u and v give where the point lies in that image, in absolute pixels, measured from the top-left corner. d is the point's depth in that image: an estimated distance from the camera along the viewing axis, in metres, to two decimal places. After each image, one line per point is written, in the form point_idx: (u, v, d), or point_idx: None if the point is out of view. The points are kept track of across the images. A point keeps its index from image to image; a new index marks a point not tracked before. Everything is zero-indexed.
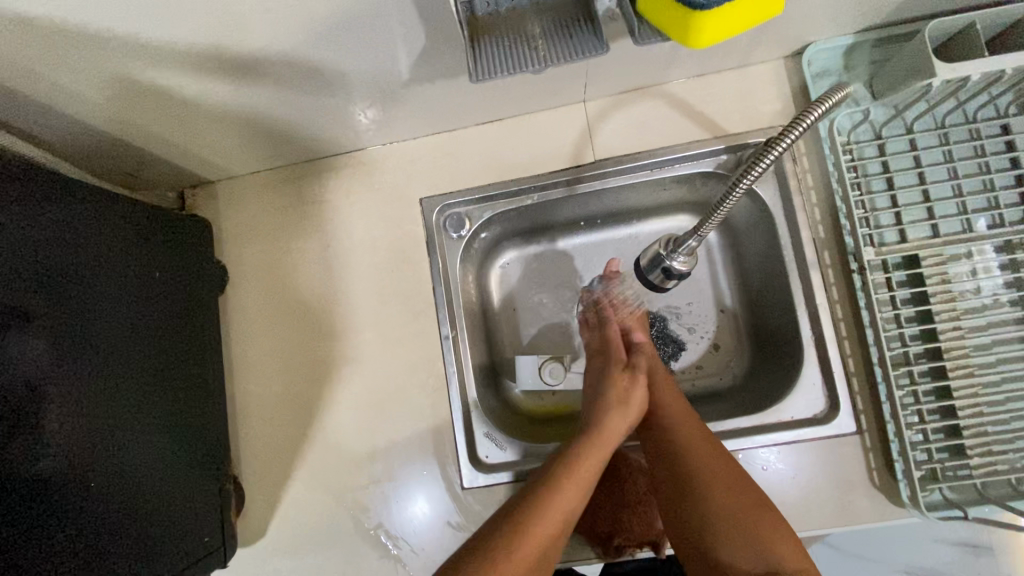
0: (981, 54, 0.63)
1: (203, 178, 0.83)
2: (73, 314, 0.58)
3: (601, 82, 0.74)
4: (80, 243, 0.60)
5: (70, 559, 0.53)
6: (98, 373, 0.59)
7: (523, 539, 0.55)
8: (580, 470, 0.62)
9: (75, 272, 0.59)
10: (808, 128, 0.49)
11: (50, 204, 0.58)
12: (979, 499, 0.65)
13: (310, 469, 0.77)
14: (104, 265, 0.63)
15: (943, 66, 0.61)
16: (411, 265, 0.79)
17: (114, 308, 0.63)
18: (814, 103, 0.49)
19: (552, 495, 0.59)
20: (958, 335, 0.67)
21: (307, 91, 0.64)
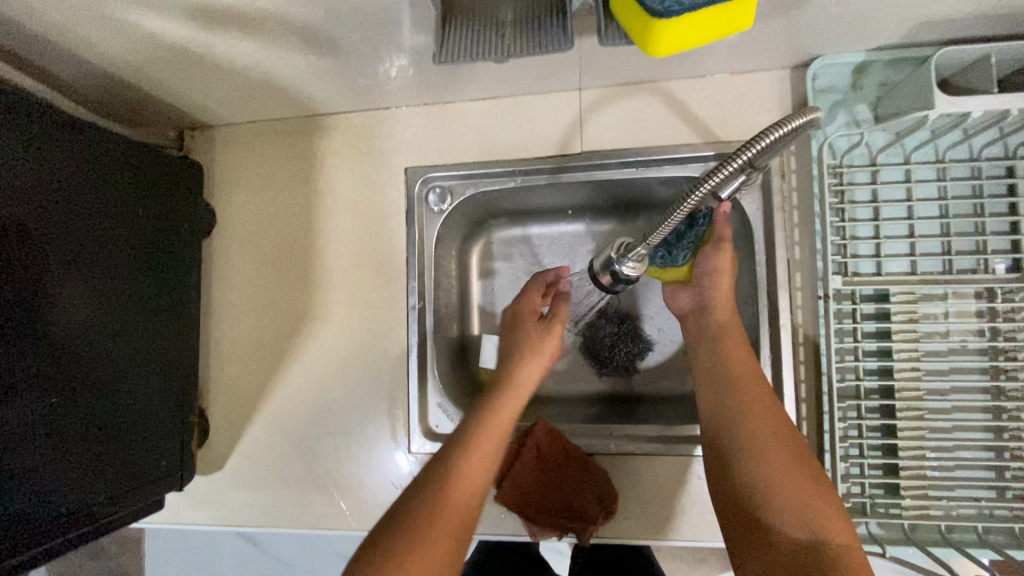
0: (990, 91, 0.60)
1: (202, 122, 0.85)
2: (58, 243, 0.62)
3: (596, 72, 0.72)
4: (72, 175, 0.63)
5: (28, 464, 0.58)
6: (74, 300, 0.63)
7: (454, 482, 0.60)
8: (496, 418, 0.68)
9: (63, 203, 0.62)
10: (765, 149, 0.47)
11: (44, 134, 0.60)
12: (905, 539, 0.65)
13: (271, 413, 0.81)
14: (85, 195, 0.64)
15: (943, 99, 0.58)
16: (388, 232, 0.81)
17: (100, 240, 0.66)
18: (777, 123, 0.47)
19: (475, 442, 0.64)
20: (914, 376, 0.66)
21: (296, 51, 0.64)
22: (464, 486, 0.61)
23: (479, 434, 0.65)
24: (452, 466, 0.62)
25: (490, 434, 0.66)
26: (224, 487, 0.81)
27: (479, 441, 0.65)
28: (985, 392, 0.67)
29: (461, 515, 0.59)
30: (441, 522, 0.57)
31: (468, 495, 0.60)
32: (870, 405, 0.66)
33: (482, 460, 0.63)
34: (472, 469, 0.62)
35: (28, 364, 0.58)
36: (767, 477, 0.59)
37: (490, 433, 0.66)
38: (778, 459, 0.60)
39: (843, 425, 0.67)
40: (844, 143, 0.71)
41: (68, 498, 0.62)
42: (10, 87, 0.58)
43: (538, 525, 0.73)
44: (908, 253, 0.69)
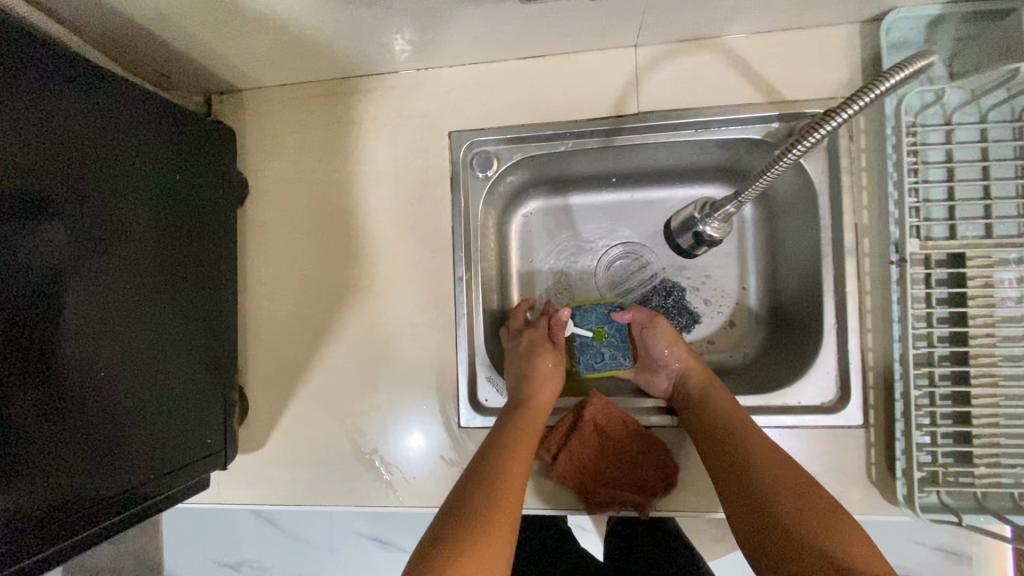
0: None
1: (231, 85, 0.80)
2: (93, 210, 0.58)
3: (656, 27, 0.68)
4: (106, 138, 0.59)
5: (72, 440, 0.55)
6: (112, 270, 0.60)
7: (499, 490, 0.59)
8: (529, 430, 0.67)
9: (98, 166, 0.58)
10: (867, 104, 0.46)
11: (75, 91, 0.56)
12: (978, 508, 0.64)
13: (312, 390, 0.78)
14: (115, 162, 0.60)
15: None
16: (432, 200, 0.77)
17: (135, 208, 0.63)
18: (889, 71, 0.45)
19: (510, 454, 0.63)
20: (989, 343, 0.64)
21: (344, 0, 0.60)
22: (510, 495, 0.59)
23: (514, 445, 0.64)
24: (496, 476, 0.60)
25: (524, 446, 0.65)
26: (265, 465, 0.79)
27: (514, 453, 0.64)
28: None
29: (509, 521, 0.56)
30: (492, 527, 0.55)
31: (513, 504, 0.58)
32: (943, 372, 0.65)
33: (519, 470, 0.62)
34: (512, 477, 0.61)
35: (65, 336, 0.55)
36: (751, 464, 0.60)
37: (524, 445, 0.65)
38: (755, 447, 0.61)
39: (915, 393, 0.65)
40: (917, 101, 0.67)
41: (112, 478, 0.59)
42: (41, 39, 0.54)
43: (597, 499, 0.71)
44: (983, 216, 0.66)
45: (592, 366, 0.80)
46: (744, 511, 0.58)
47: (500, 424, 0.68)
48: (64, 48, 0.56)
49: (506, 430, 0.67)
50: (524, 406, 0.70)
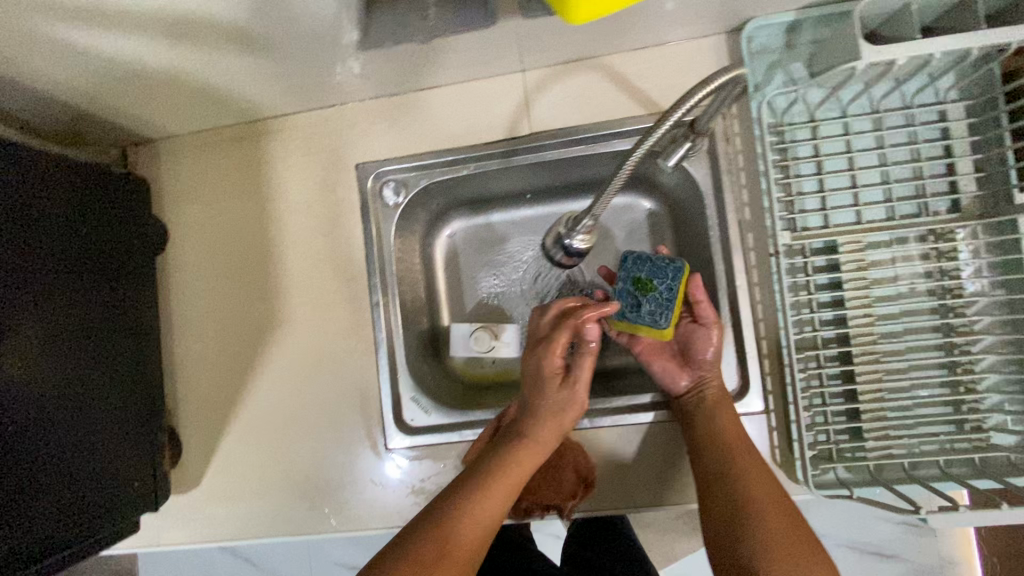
0: (913, 38, 0.62)
1: (145, 136, 0.83)
2: (13, 273, 0.60)
3: (535, 52, 0.73)
4: (23, 203, 0.62)
5: None
6: (35, 329, 0.62)
7: (459, 545, 0.58)
8: (517, 472, 0.65)
9: (16, 231, 0.61)
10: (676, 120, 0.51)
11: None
12: (872, 479, 0.67)
13: (244, 424, 0.81)
14: (32, 225, 0.63)
15: (867, 49, 0.60)
16: (346, 230, 0.80)
17: (56, 267, 0.65)
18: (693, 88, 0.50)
19: (489, 497, 0.62)
20: (868, 323, 0.68)
21: (229, 52, 0.63)
22: (475, 534, 0.59)
23: (489, 485, 0.63)
24: (462, 506, 0.61)
25: (511, 487, 0.64)
26: (204, 502, 0.80)
27: (495, 487, 0.63)
28: (937, 331, 0.69)
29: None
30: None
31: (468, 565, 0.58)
32: (828, 353, 0.69)
33: (493, 513, 0.62)
34: (477, 519, 0.60)
35: None
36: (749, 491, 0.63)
37: (510, 479, 0.64)
38: (754, 473, 0.64)
39: (804, 375, 0.69)
40: (783, 102, 0.72)
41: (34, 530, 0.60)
42: None
43: (521, 506, 0.75)
44: (852, 203, 0.71)
45: (625, 317, 0.74)
46: (718, 527, 0.63)
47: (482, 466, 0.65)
48: None
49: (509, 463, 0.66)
50: (526, 439, 0.68)
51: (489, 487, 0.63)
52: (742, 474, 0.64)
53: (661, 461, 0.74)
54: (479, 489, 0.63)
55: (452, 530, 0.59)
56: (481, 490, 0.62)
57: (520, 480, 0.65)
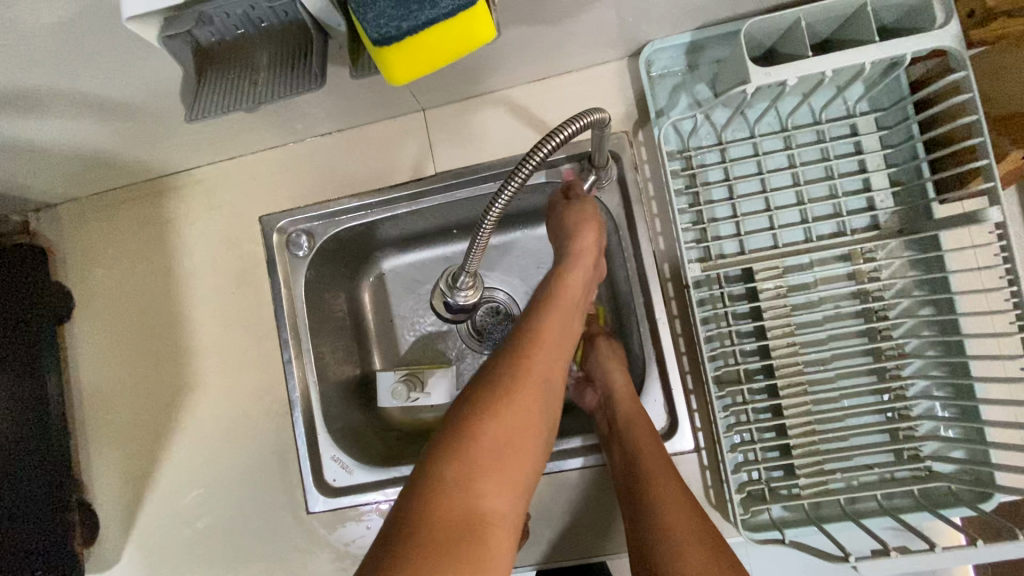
0: (805, 55, 0.59)
1: (43, 203, 0.80)
2: None
3: (429, 92, 0.70)
4: None
5: None
6: None
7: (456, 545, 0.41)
8: (531, 374, 0.51)
9: None
10: (547, 156, 0.49)
11: None
12: (807, 519, 0.63)
13: (158, 497, 0.77)
14: None
15: (756, 71, 0.57)
16: (255, 286, 0.77)
17: None
18: (566, 121, 0.48)
19: (480, 439, 0.47)
20: (792, 351, 0.65)
21: (94, 118, 0.60)
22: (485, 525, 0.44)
23: (484, 448, 0.46)
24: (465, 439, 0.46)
25: (522, 448, 0.48)
26: None
27: (495, 417, 0.48)
28: (867, 355, 0.66)
29: (471, 529, 0.43)
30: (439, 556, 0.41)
31: (484, 502, 0.45)
32: (752, 387, 0.65)
33: (509, 435, 0.48)
34: (481, 496, 0.45)
35: None
36: (676, 541, 0.56)
37: (513, 420, 0.48)
38: (684, 519, 0.58)
39: (729, 412, 0.65)
40: (689, 125, 0.69)
41: None
42: None
43: None
44: (768, 226, 0.68)
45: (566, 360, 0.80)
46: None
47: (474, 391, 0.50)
48: None
49: (512, 355, 0.53)
50: (523, 352, 0.53)
51: (482, 457, 0.46)
52: (669, 527, 0.57)
53: (595, 509, 0.70)
54: (453, 449, 0.46)
55: (452, 541, 0.42)
56: (479, 428, 0.47)
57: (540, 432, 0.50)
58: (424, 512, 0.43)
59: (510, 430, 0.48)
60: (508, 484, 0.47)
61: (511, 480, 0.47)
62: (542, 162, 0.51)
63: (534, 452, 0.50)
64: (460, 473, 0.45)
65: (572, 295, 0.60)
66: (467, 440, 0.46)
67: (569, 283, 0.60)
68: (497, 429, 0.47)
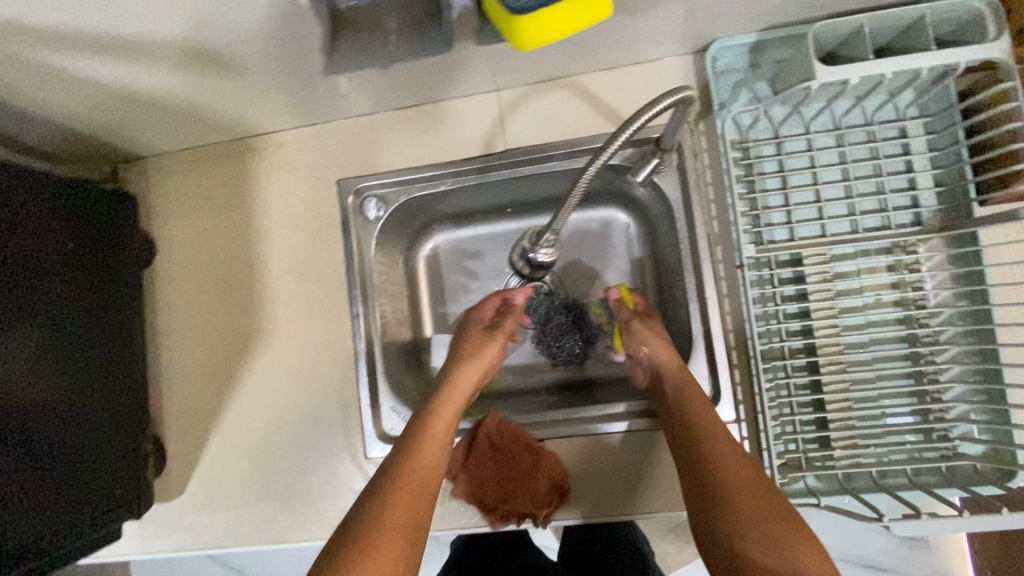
0: (866, 59, 0.64)
1: (134, 155, 0.86)
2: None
3: (509, 73, 0.75)
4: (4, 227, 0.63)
5: None
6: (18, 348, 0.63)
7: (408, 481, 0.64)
8: (442, 423, 0.72)
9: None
10: (635, 133, 0.54)
11: None
12: (840, 489, 0.68)
13: (226, 434, 0.82)
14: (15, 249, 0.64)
15: (821, 70, 0.62)
16: (328, 244, 0.82)
17: (39, 286, 0.66)
18: (649, 103, 0.54)
19: (410, 464, 0.65)
20: (834, 332, 0.71)
21: (209, 76, 0.65)
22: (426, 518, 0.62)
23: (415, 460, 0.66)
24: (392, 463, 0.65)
25: (439, 457, 0.68)
26: (187, 510, 0.82)
27: (429, 438, 0.69)
28: (904, 341, 0.71)
29: (418, 501, 0.62)
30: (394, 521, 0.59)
31: (422, 483, 0.64)
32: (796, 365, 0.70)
33: (417, 478, 0.65)
34: (422, 483, 0.64)
35: None
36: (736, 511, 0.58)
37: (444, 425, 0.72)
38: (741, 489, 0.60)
39: (773, 384, 0.71)
40: (748, 119, 0.75)
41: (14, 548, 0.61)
42: None
43: (497, 514, 0.75)
44: (817, 217, 0.73)
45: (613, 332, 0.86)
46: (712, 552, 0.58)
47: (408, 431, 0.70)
48: None
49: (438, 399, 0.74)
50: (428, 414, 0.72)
51: (419, 465, 0.66)
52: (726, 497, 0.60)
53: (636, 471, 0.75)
54: (404, 456, 0.66)
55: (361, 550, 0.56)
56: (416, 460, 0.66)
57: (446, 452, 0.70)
58: (363, 524, 0.58)
59: (432, 454, 0.68)
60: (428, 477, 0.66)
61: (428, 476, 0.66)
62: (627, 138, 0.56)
63: (443, 459, 0.69)
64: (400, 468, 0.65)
65: (467, 382, 0.77)
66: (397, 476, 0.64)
67: (462, 375, 0.77)
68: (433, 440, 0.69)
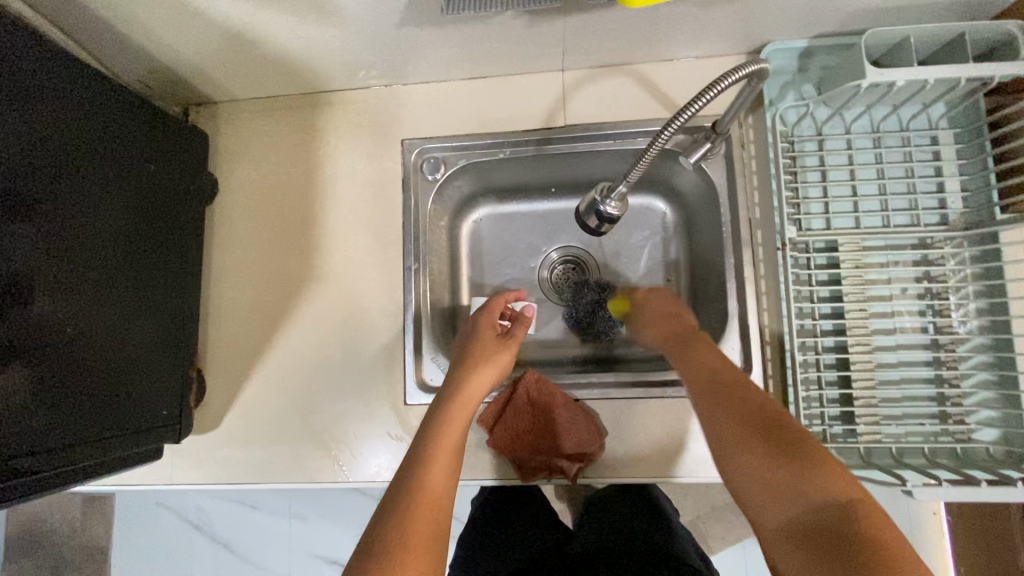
0: (910, 65, 0.70)
1: (207, 98, 0.89)
2: (78, 203, 0.64)
3: (577, 54, 0.81)
4: (94, 142, 0.66)
5: (40, 413, 0.58)
6: (94, 257, 0.65)
7: (422, 500, 0.61)
8: (451, 430, 0.70)
9: (87, 165, 0.65)
10: (708, 103, 0.58)
11: (72, 99, 0.64)
12: (863, 464, 0.72)
13: (268, 371, 0.84)
14: (102, 165, 0.67)
15: (871, 70, 0.69)
16: (387, 199, 0.86)
17: (117, 203, 0.69)
18: (723, 76, 0.58)
19: (428, 473, 0.64)
20: (863, 316, 0.76)
21: (306, 20, 0.70)
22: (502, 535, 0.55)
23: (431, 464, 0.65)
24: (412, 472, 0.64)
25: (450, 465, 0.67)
26: (221, 443, 0.83)
27: (441, 449, 0.67)
28: (926, 331, 0.76)
29: (434, 516, 0.60)
30: (415, 536, 0.57)
31: (439, 497, 0.63)
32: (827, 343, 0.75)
33: (438, 486, 0.63)
34: (436, 495, 0.63)
35: (43, 314, 0.59)
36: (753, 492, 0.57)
37: (455, 432, 0.70)
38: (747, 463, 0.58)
39: (804, 360, 0.75)
40: (794, 116, 0.81)
41: (73, 449, 0.62)
42: (53, 53, 0.62)
43: (529, 467, 0.77)
44: (853, 210, 0.79)
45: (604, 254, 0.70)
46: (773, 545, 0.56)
47: (422, 433, 0.70)
48: (70, 60, 0.64)
49: (448, 408, 0.73)
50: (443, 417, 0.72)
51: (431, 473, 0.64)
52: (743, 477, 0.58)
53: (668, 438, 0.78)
54: (418, 464, 0.65)
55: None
56: (427, 467, 0.65)
57: (456, 458, 0.68)
58: (380, 544, 0.56)
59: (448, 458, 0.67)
60: (445, 484, 0.65)
61: (444, 483, 0.65)
62: (689, 118, 0.60)
63: (455, 467, 0.67)
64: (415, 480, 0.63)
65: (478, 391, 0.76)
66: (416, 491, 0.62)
67: (476, 382, 0.77)
68: (446, 447, 0.68)
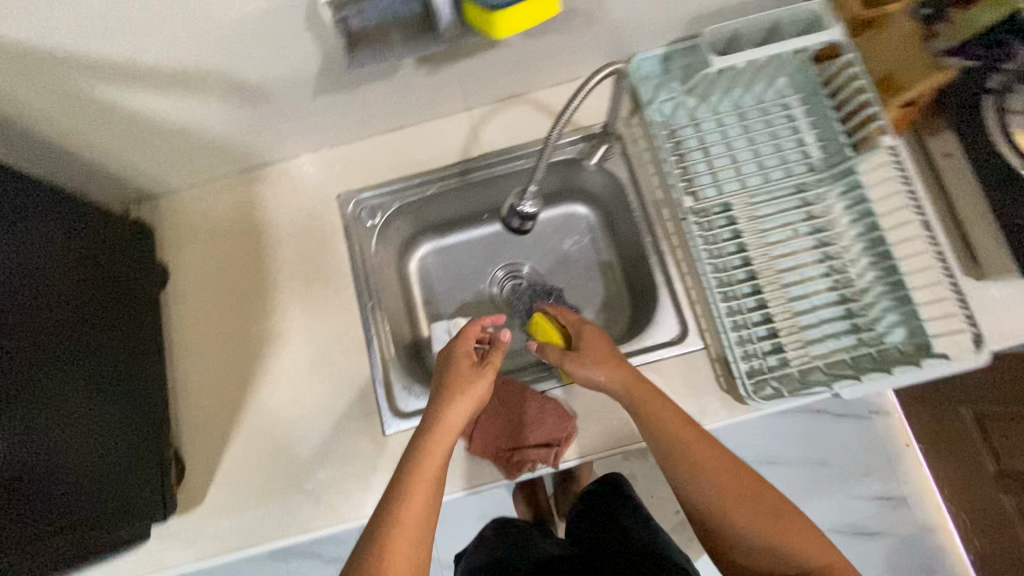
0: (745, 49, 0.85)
1: (147, 194, 0.95)
2: (47, 298, 0.68)
3: (477, 92, 0.93)
4: (51, 241, 0.71)
5: (29, 501, 0.60)
6: (67, 347, 0.69)
7: (394, 543, 0.63)
8: (430, 465, 0.69)
9: (48, 263, 0.69)
10: (580, 102, 0.69)
11: (28, 205, 0.69)
12: (801, 385, 0.79)
13: (245, 435, 0.86)
14: (61, 261, 0.71)
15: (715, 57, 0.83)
16: (333, 249, 0.93)
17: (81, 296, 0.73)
18: (587, 80, 0.70)
19: (403, 516, 0.65)
20: (768, 259, 0.87)
21: (230, 101, 0.79)
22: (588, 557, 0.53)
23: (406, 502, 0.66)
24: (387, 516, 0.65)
25: (426, 502, 0.67)
26: (208, 516, 0.83)
27: (417, 485, 0.67)
28: (823, 261, 0.87)
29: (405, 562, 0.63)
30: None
31: (412, 543, 0.64)
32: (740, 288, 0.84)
33: (413, 522, 0.65)
34: (411, 539, 0.64)
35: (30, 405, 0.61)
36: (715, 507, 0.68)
37: (433, 468, 0.69)
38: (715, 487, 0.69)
39: (729, 307, 0.84)
40: (670, 109, 0.94)
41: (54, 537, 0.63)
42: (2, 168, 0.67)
43: (513, 461, 0.81)
44: (739, 173, 0.91)
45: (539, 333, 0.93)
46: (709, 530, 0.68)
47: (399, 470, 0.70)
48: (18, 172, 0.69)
49: (429, 438, 0.72)
50: (421, 451, 0.70)
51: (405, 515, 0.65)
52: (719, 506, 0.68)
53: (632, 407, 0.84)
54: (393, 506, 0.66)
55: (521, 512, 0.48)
56: (402, 507, 0.65)
57: (436, 494, 0.69)
58: None
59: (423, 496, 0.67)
60: (419, 526, 0.66)
61: (418, 525, 0.65)
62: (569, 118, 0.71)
63: (433, 505, 0.68)
64: (391, 522, 0.64)
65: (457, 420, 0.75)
66: (393, 522, 0.64)
67: (455, 410, 0.74)
68: (422, 486, 0.67)
